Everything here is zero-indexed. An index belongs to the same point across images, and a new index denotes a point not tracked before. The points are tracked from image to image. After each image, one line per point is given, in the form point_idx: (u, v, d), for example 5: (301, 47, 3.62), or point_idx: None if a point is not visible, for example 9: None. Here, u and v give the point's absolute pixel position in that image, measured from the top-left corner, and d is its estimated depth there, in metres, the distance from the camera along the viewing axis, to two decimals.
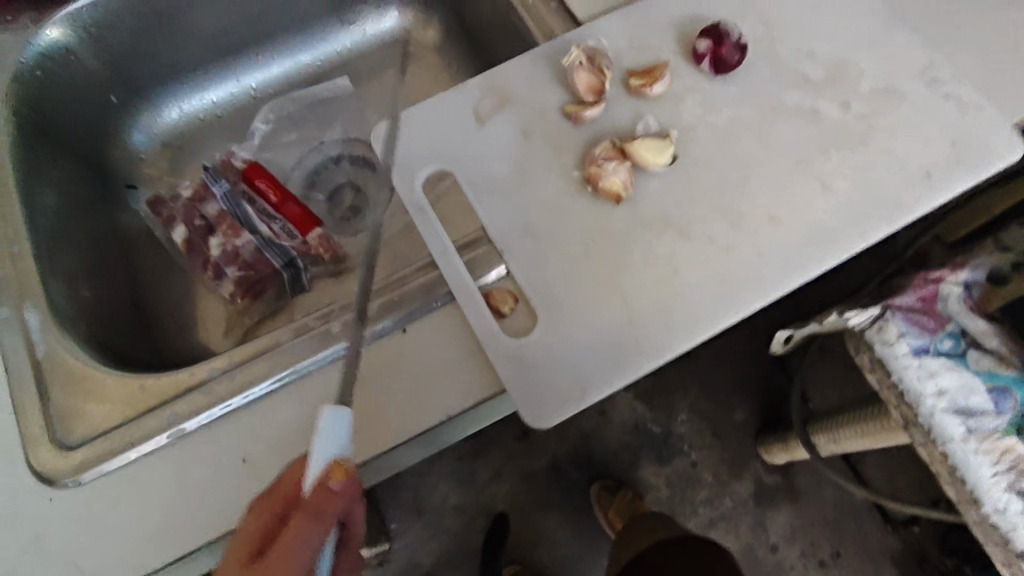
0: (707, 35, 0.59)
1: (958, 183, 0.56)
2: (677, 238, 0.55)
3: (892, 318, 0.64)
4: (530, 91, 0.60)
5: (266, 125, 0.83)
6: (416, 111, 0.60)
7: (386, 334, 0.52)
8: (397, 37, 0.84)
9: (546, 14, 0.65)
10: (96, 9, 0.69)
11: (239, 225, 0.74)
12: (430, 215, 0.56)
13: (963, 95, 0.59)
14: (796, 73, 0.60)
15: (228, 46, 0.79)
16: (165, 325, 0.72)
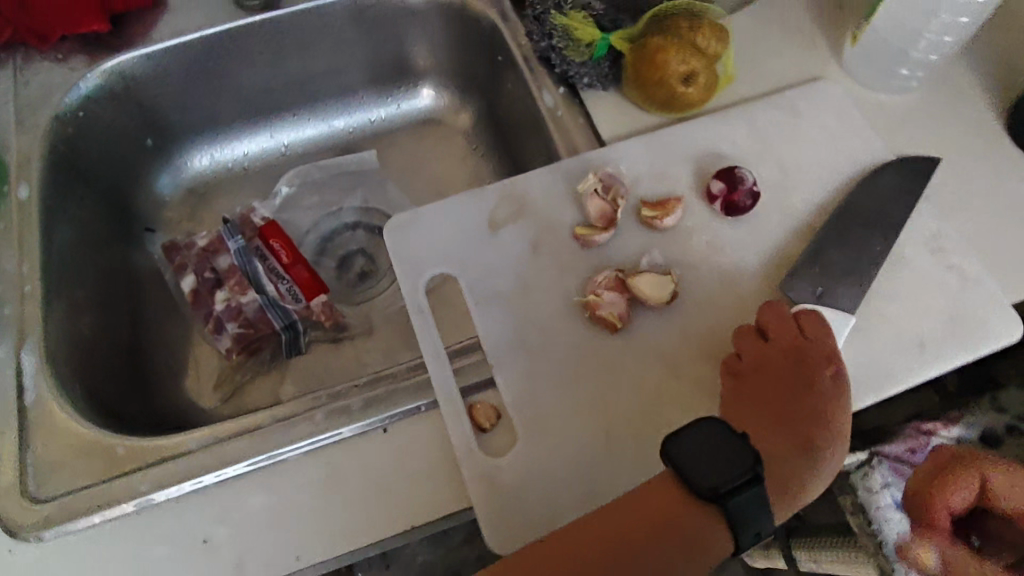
0: (722, 178, 0.60)
1: (950, 360, 0.57)
2: (665, 376, 0.55)
3: (878, 465, 0.64)
4: (544, 205, 0.61)
5: (289, 189, 0.84)
6: (431, 209, 0.61)
7: (366, 431, 0.55)
8: (429, 116, 0.86)
9: (572, 128, 0.67)
10: (146, 60, 0.73)
11: (247, 283, 0.75)
12: (427, 319, 0.58)
13: (966, 268, 0.60)
14: (804, 224, 0.61)
15: (267, 104, 0.83)
16: (159, 373, 0.72)
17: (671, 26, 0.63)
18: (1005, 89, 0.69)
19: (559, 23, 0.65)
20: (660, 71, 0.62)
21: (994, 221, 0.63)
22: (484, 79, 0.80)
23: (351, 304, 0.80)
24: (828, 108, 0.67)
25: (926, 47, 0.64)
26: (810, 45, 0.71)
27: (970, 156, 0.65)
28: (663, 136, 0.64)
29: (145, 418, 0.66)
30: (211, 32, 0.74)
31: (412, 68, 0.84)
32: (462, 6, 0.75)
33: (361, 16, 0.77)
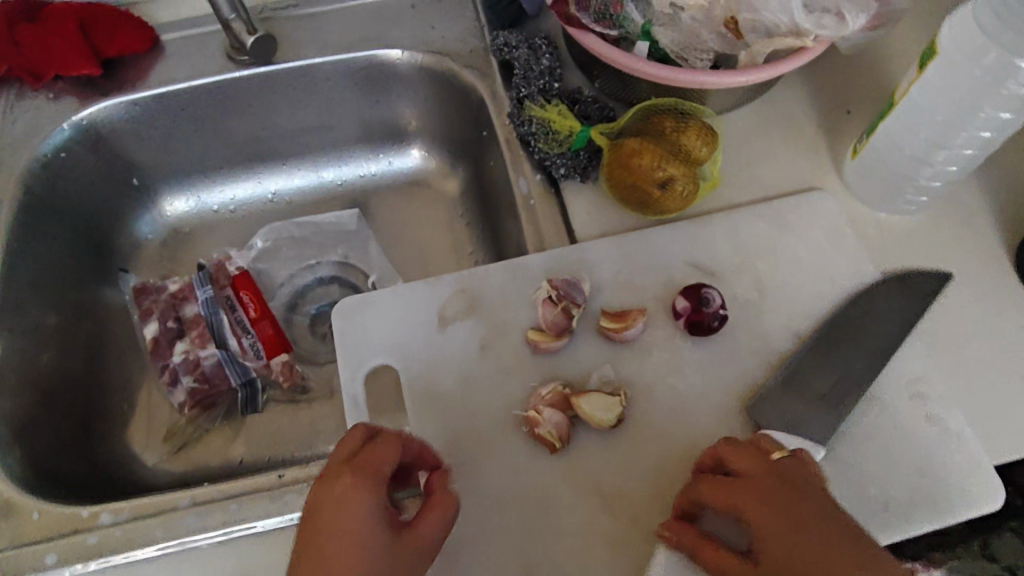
0: (686, 297, 0.57)
1: (915, 527, 0.52)
2: (598, 507, 0.52)
3: None
4: (500, 303, 0.59)
5: (264, 245, 0.81)
6: (383, 296, 0.60)
7: (283, 526, 0.53)
8: (418, 178, 0.85)
9: (544, 219, 0.64)
10: (133, 106, 0.74)
11: (208, 336, 0.75)
12: (363, 412, 0.56)
13: (946, 420, 0.55)
14: (774, 351, 0.58)
15: (255, 153, 0.82)
16: (111, 421, 0.71)
17: (656, 125, 0.61)
18: (1016, 220, 0.63)
19: (538, 115, 0.63)
20: (634, 175, 0.59)
21: (986, 368, 0.58)
22: (472, 149, 0.78)
23: (317, 366, 0.78)
24: (818, 224, 0.63)
25: (929, 175, 0.59)
26: (808, 152, 0.67)
27: (968, 292, 0.61)
28: (637, 238, 0.62)
29: (83, 471, 0.65)
30: (200, 82, 0.74)
31: (404, 129, 0.82)
32: (453, 76, 0.74)
33: (353, 77, 0.77)
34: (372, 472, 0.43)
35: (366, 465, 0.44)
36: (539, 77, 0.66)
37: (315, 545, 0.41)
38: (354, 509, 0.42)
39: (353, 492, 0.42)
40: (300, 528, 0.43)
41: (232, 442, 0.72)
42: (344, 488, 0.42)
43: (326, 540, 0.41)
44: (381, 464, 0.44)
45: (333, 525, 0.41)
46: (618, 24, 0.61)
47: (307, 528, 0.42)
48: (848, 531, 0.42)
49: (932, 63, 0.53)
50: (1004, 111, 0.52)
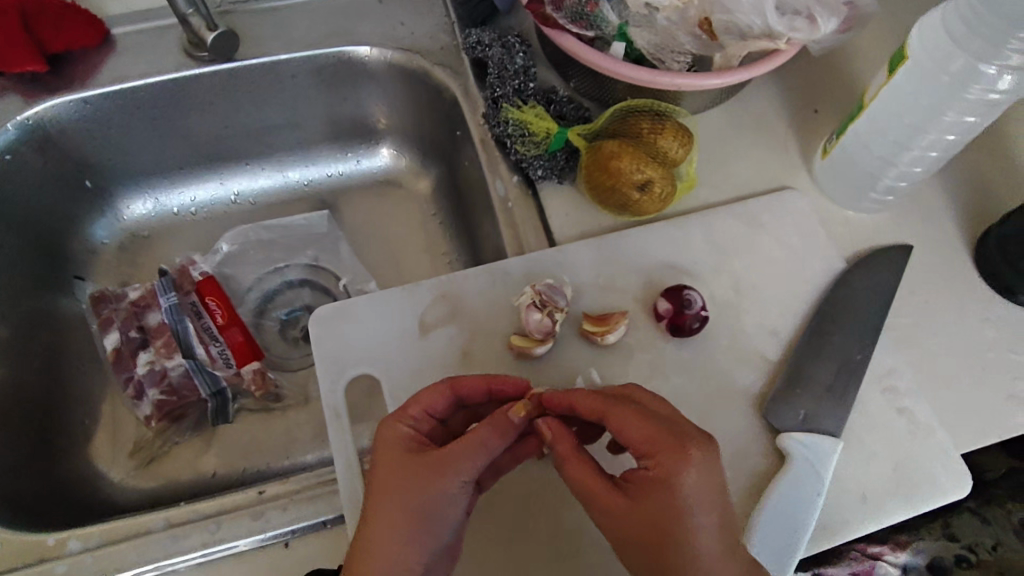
0: (668, 299, 0.57)
1: (888, 517, 0.54)
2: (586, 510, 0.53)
3: None
4: (481, 307, 0.59)
5: (231, 248, 0.79)
6: (362, 303, 0.59)
7: (266, 543, 0.52)
8: (389, 177, 0.83)
9: (522, 222, 0.64)
10: (84, 105, 0.70)
11: (174, 345, 0.71)
12: (345, 424, 0.55)
13: (915, 413, 0.57)
14: (752, 350, 0.59)
15: (217, 153, 0.79)
16: (72, 437, 0.68)
17: (632, 126, 0.61)
18: (976, 217, 0.66)
19: (513, 116, 0.62)
20: (613, 177, 0.59)
21: (951, 361, 0.60)
22: (444, 148, 0.77)
23: (290, 371, 0.76)
24: (791, 224, 0.64)
25: (896, 175, 0.61)
26: (779, 151, 0.68)
27: (933, 287, 0.63)
28: (616, 240, 0.62)
29: (46, 492, 0.62)
30: (157, 80, 0.71)
31: (373, 127, 0.81)
32: (424, 74, 0.72)
33: (319, 74, 0.74)
34: (507, 427, 0.46)
35: (497, 419, 0.47)
36: (514, 77, 0.64)
37: (392, 480, 0.43)
38: (482, 455, 0.44)
39: (486, 434, 0.45)
40: (375, 463, 0.45)
41: (203, 454, 0.70)
42: (478, 427, 0.45)
43: (444, 472, 0.43)
44: (515, 416, 0.47)
45: (436, 469, 0.43)
46: (595, 25, 0.61)
47: (401, 461, 0.44)
48: (657, 536, 0.41)
49: (902, 67, 0.54)
50: (969, 115, 0.54)
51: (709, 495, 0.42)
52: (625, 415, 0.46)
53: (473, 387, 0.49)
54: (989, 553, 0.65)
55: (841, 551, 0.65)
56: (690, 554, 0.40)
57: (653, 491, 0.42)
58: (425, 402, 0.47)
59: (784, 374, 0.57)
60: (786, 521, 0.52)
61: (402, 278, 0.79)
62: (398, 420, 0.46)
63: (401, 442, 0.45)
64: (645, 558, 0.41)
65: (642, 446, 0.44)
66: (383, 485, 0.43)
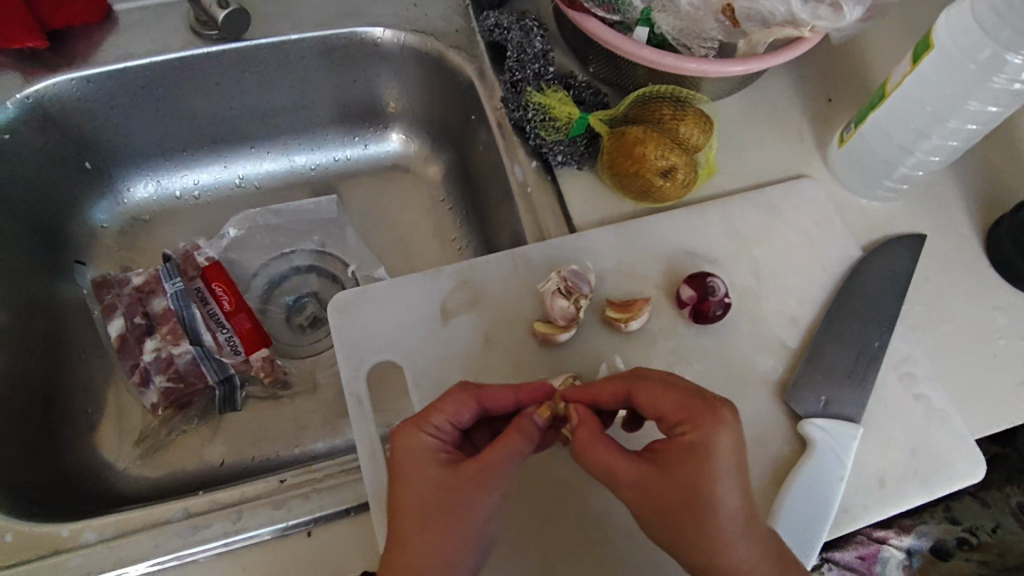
0: (692, 286, 0.57)
1: (906, 501, 0.55)
2: (613, 497, 0.53)
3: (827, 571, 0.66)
4: (503, 293, 0.58)
5: (237, 232, 0.77)
6: (382, 288, 0.58)
7: (289, 532, 0.51)
8: (397, 162, 0.82)
9: (541, 208, 0.64)
10: (86, 83, 0.68)
11: (180, 332, 0.70)
12: (367, 411, 0.54)
13: (932, 399, 0.58)
14: (772, 337, 0.59)
15: (222, 135, 0.77)
16: (75, 426, 0.66)
17: (653, 112, 0.61)
18: (987, 208, 0.67)
19: (535, 100, 0.61)
20: (637, 163, 0.59)
21: (964, 349, 0.61)
22: (456, 133, 0.76)
23: (298, 358, 0.75)
24: (808, 211, 0.64)
25: (914, 164, 0.61)
26: (795, 139, 0.69)
27: (946, 276, 0.64)
28: (637, 226, 0.61)
29: (51, 481, 0.61)
30: (162, 58, 0.69)
31: (382, 110, 0.79)
32: (439, 57, 0.72)
33: (330, 55, 0.73)
34: (533, 433, 0.45)
35: (521, 427, 0.45)
36: (534, 61, 0.64)
37: (429, 497, 0.42)
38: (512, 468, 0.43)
39: (514, 443, 0.44)
40: (401, 479, 0.43)
41: (210, 442, 0.69)
42: (508, 438, 0.44)
43: (477, 487, 0.42)
44: (538, 418, 0.47)
45: (469, 484, 0.42)
46: (619, 10, 0.61)
47: (433, 477, 0.43)
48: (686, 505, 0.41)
49: (926, 57, 0.54)
50: (992, 103, 0.54)
51: (736, 460, 0.42)
52: (653, 389, 0.46)
53: (498, 395, 0.47)
54: (990, 536, 0.67)
55: (847, 535, 0.67)
56: (720, 519, 0.40)
57: (682, 455, 0.42)
58: (451, 411, 0.45)
59: (806, 360, 0.57)
60: (810, 506, 0.52)
61: (412, 264, 0.78)
62: (422, 431, 0.44)
63: (428, 455, 0.44)
64: (673, 523, 0.41)
65: (671, 415, 0.44)
66: (415, 502, 0.42)
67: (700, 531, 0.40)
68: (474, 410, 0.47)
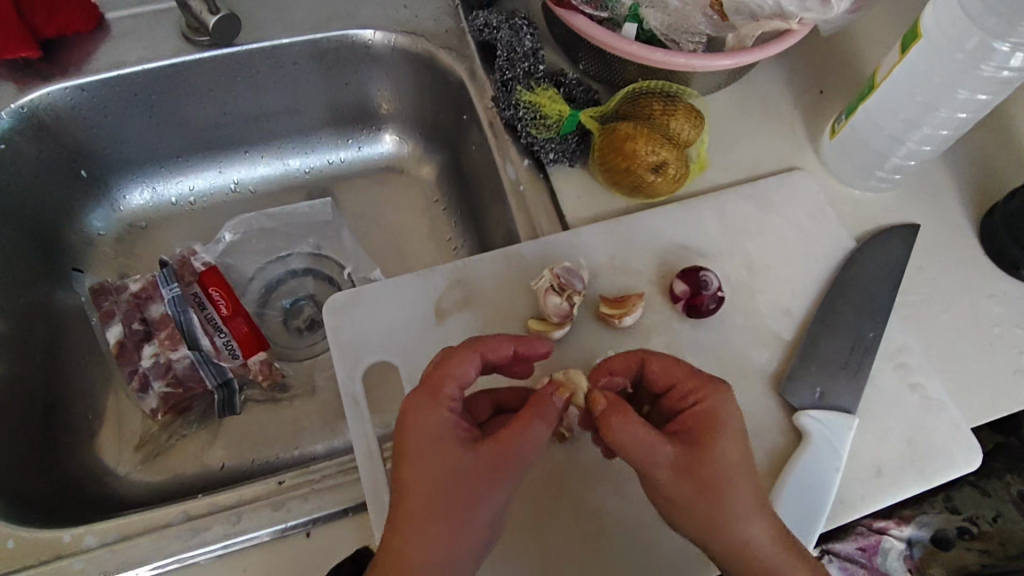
0: (685, 281, 0.57)
1: (904, 490, 0.55)
2: (610, 492, 0.53)
3: (828, 563, 0.66)
4: (497, 291, 0.58)
5: (232, 237, 0.77)
6: (376, 288, 0.58)
7: (288, 533, 0.51)
8: (391, 163, 0.82)
9: (533, 206, 0.64)
10: (79, 92, 0.68)
11: (179, 337, 0.70)
12: (363, 411, 0.54)
13: (928, 389, 0.58)
14: (766, 329, 0.59)
15: (216, 140, 0.78)
16: (76, 432, 0.67)
17: (643, 107, 0.61)
18: (981, 197, 0.67)
19: (526, 99, 0.62)
20: (627, 159, 0.59)
21: (960, 338, 0.61)
22: (449, 133, 0.76)
23: (295, 361, 0.75)
24: (801, 204, 0.64)
25: (905, 153, 0.61)
26: (786, 132, 0.69)
27: (940, 265, 0.64)
28: (629, 222, 0.61)
29: (52, 488, 0.61)
30: (154, 64, 0.69)
31: (374, 112, 0.80)
32: (429, 58, 0.72)
33: (322, 58, 0.73)
34: (551, 412, 0.46)
35: (543, 408, 0.46)
36: (524, 60, 0.64)
37: (443, 478, 0.42)
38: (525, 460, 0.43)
39: (531, 429, 0.44)
40: (409, 449, 0.42)
41: (210, 446, 0.69)
42: (530, 425, 0.44)
43: (494, 474, 0.42)
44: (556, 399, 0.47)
45: (484, 468, 0.42)
46: (606, 6, 0.60)
47: (445, 453, 0.42)
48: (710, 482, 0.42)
49: (914, 47, 0.54)
50: (981, 92, 0.54)
51: (744, 429, 0.44)
52: (666, 362, 0.48)
53: (504, 354, 0.47)
54: (991, 525, 0.68)
55: (848, 527, 0.67)
56: (750, 484, 0.43)
57: (702, 420, 0.44)
58: (463, 377, 0.45)
59: (800, 353, 0.57)
60: (807, 497, 0.52)
61: (408, 264, 0.78)
62: (434, 400, 0.44)
63: (444, 429, 0.43)
64: (702, 504, 0.42)
65: (681, 387, 0.47)
66: (422, 479, 0.42)
67: (722, 511, 0.42)
68: (480, 370, 0.46)
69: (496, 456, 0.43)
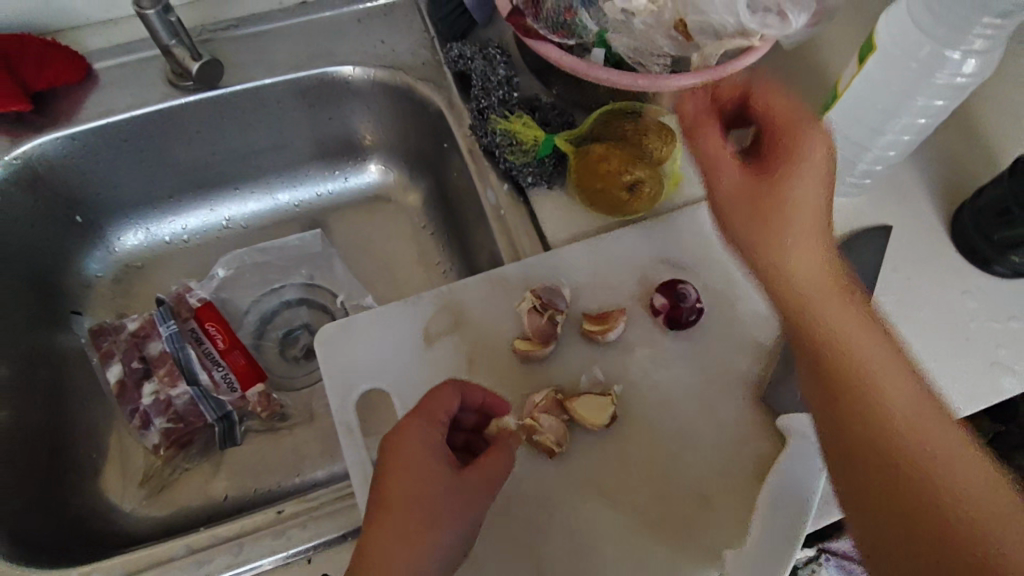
0: (664, 294, 0.59)
1: None
2: (602, 505, 0.54)
3: None
4: (483, 314, 0.60)
5: (226, 272, 0.79)
6: (364, 318, 0.60)
7: (289, 562, 0.53)
8: (378, 192, 0.84)
9: (515, 228, 0.66)
10: (72, 141, 0.70)
11: (178, 373, 0.72)
12: (358, 438, 0.55)
13: None
14: (747, 338, 0.61)
15: (206, 180, 0.80)
16: (81, 472, 0.68)
17: (616, 128, 0.64)
18: (950, 196, 0.69)
19: (501, 126, 0.64)
20: (603, 179, 0.62)
21: (938, 334, 0.62)
22: (432, 160, 0.79)
23: (294, 391, 0.76)
24: None
25: (872, 158, 0.64)
26: (758, 142, 0.71)
27: (914, 265, 0.65)
28: (609, 239, 0.63)
29: (59, 527, 0.62)
30: (143, 111, 0.71)
31: (358, 144, 0.82)
32: (409, 90, 0.74)
33: (305, 95, 0.76)
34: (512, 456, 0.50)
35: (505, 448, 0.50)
36: (498, 88, 0.66)
37: (426, 501, 0.45)
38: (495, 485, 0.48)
39: (501, 467, 0.49)
40: (394, 470, 0.45)
41: (213, 479, 0.70)
42: (498, 461, 0.49)
43: (469, 505, 0.46)
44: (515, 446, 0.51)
45: (463, 490, 0.46)
46: (575, 34, 0.63)
47: (431, 474, 0.45)
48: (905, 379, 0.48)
49: (871, 58, 0.56)
50: (938, 99, 0.57)
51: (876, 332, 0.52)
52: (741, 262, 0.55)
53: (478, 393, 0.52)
54: None
55: (843, 525, 0.68)
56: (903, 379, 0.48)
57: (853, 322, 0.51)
58: (447, 406, 0.49)
59: (781, 359, 0.59)
60: (792, 500, 0.54)
61: (399, 290, 0.80)
62: (429, 424, 0.48)
63: (433, 451, 0.47)
64: (920, 406, 0.46)
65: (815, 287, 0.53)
66: (410, 500, 0.44)
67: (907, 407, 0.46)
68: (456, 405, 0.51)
69: (468, 488, 0.46)
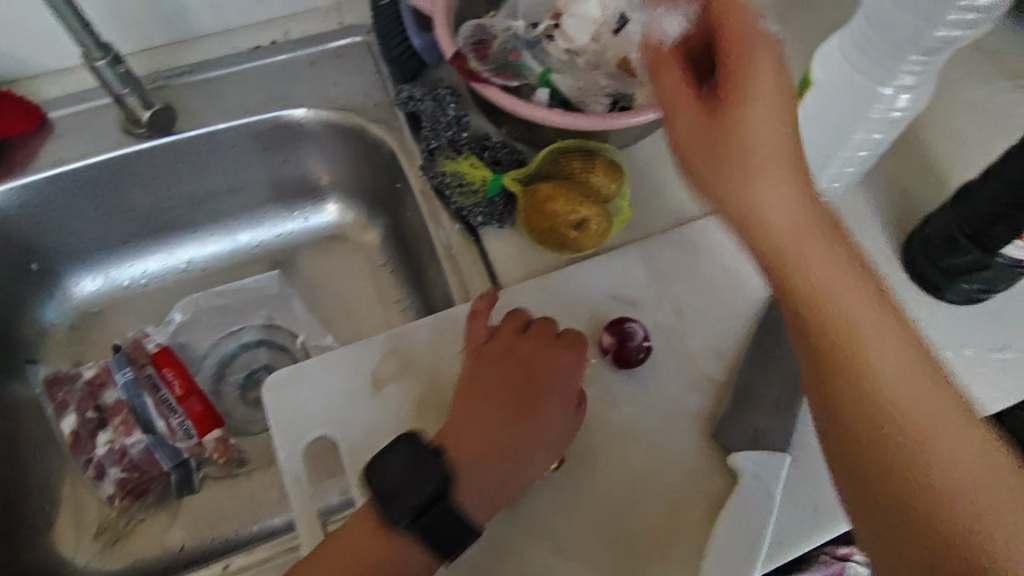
0: (611, 333, 0.59)
1: (843, 523, 0.56)
2: (552, 551, 0.53)
3: None
4: (432, 357, 0.60)
5: (183, 317, 0.79)
6: (312, 365, 0.60)
7: None
8: (336, 231, 0.84)
9: (467, 268, 0.66)
10: (24, 191, 0.70)
11: (133, 422, 0.71)
12: (305, 489, 0.54)
13: None
14: (699, 374, 0.60)
15: (164, 223, 0.80)
16: (33, 526, 0.67)
17: (565, 167, 0.63)
18: (901, 224, 0.69)
19: (449, 168, 0.65)
20: (549, 219, 0.61)
21: None
22: (388, 200, 0.79)
23: (252, 436, 0.75)
24: (727, 246, 0.66)
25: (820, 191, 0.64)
26: None
27: None
28: (559, 277, 0.63)
29: None
30: (96, 160, 0.71)
31: (316, 184, 0.82)
32: (362, 131, 0.75)
33: (261, 139, 0.76)
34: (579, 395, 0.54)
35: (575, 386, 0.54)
36: (447, 128, 0.67)
37: (486, 427, 0.51)
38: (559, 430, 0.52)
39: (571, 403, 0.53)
40: (469, 400, 0.52)
41: (169, 528, 0.69)
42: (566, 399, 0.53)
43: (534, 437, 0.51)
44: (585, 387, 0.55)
45: (525, 425, 0.51)
46: (518, 74, 0.63)
47: (492, 408, 0.52)
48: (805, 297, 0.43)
49: (809, 93, 0.58)
50: (876, 133, 0.58)
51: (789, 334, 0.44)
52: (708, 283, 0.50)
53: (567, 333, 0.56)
54: None
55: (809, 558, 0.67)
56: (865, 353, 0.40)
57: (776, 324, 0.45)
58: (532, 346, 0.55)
59: (732, 396, 0.58)
60: (746, 539, 0.52)
61: (359, 329, 0.79)
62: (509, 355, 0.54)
63: (506, 385, 0.53)
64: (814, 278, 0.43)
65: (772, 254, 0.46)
66: (474, 423, 0.51)
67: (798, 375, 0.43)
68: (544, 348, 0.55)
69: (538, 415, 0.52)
